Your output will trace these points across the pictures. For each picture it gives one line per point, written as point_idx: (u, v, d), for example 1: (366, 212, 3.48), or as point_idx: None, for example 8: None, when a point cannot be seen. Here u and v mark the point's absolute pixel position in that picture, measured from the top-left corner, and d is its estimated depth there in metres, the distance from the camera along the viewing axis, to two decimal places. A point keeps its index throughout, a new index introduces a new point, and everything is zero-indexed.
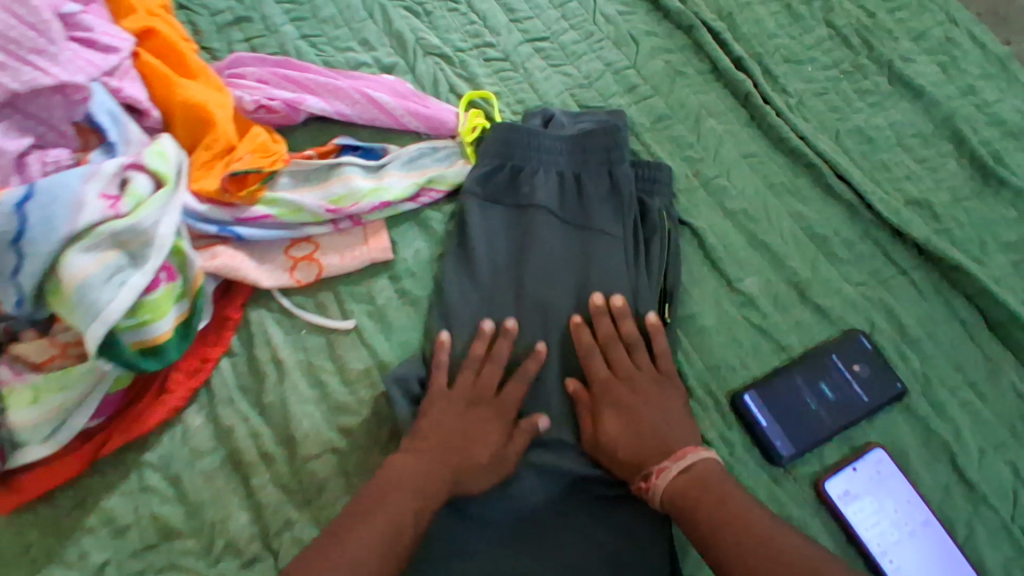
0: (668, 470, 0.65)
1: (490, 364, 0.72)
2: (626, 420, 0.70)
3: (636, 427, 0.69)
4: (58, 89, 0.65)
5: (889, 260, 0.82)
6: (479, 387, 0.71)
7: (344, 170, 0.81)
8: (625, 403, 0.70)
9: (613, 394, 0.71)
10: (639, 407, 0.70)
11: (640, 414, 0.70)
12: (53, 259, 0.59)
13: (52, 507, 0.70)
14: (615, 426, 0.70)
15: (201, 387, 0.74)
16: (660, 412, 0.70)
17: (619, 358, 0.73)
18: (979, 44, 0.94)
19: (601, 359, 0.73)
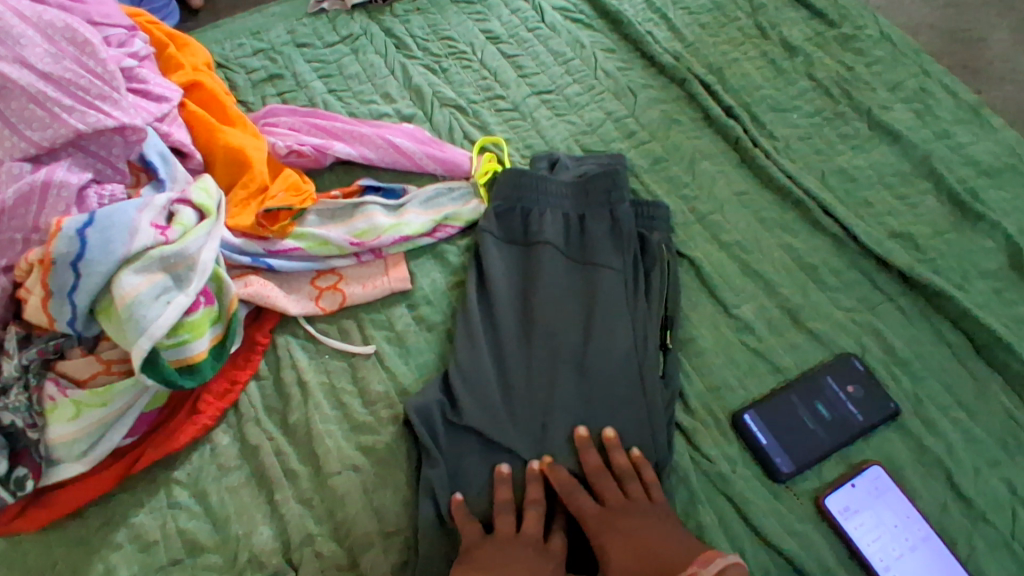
0: None
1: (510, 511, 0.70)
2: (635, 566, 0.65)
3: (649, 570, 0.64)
4: (118, 131, 0.75)
5: (876, 288, 0.88)
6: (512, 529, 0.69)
7: (367, 209, 0.88)
8: (627, 536, 0.68)
9: (610, 532, 0.68)
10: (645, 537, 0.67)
11: (649, 547, 0.66)
12: (108, 278, 0.66)
13: (81, 524, 0.71)
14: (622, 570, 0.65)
15: (229, 408, 0.77)
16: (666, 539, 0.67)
17: (610, 489, 0.72)
18: (951, 93, 1.02)
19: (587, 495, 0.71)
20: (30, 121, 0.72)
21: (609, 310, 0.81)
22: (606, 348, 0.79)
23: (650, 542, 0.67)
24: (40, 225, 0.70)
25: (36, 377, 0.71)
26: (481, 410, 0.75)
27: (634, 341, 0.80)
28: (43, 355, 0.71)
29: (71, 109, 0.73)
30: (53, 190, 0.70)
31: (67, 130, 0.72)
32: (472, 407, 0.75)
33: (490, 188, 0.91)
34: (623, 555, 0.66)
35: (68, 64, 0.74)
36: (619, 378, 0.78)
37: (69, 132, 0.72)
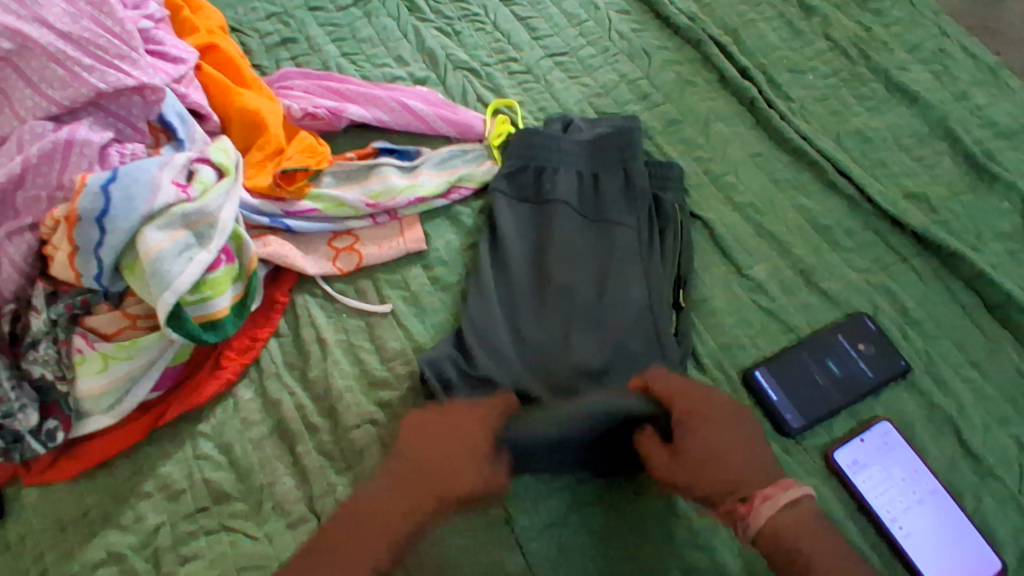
0: (774, 497, 0.60)
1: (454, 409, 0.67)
2: (702, 467, 0.63)
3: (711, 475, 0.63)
4: (137, 91, 0.76)
5: (889, 248, 0.88)
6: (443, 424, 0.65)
7: (382, 170, 0.88)
8: (712, 428, 0.65)
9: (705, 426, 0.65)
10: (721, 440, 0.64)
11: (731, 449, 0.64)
12: (131, 234, 0.67)
13: (111, 473, 0.74)
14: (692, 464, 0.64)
15: (251, 364, 0.79)
16: (739, 443, 0.65)
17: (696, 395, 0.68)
18: (970, 54, 1.01)
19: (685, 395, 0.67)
20: (51, 80, 0.73)
21: (623, 267, 0.83)
22: (618, 305, 0.80)
23: (723, 439, 0.64)
24: (63, 182, 0.72)
25: (65, 330, 0.74)
26: (498, 363, 0.77)
27: (647, 298, 0.81)
28: (70, 310, 0.74)
29: (90, 68, 0.74)
30: (76, 148, 0.72)
31: (88, 89, 0.73)
32: (487, 361, 0.77)
33: (505, 149, 0.91)
34: (695, 451, 0.64)
35: (86, 24, 0.75)
36: (631, 334, 0.79)
37: (89, 91, 0.73)
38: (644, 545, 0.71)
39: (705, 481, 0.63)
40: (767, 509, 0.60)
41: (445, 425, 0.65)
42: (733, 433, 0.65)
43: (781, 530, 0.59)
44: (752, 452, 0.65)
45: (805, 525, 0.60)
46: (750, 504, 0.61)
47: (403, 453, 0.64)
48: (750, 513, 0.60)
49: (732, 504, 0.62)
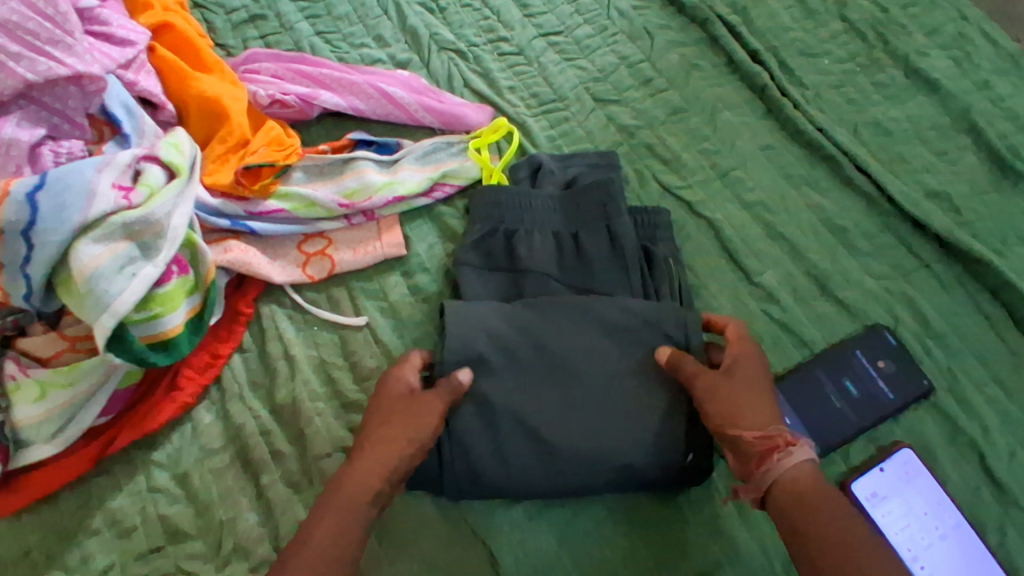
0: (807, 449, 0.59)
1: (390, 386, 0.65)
2: (740, 396, 0.63)
3: (743, 408, 0.62)
4: (73, 80, 0.67)
5: (911, 253, 0.81)
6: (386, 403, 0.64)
7: (358, 165, 0.81)
8: (755, 376, 0.65)
9: (754, 376, 0.65)
10: (757, 388, 0.64)
11: (764, 399, 0.63)
12: (62, 250, 0.59)
13: (55, 509, 0.67)
14: (732, 388, 0.63)
15: (211, 383, 0.72)
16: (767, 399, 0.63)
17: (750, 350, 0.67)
18: (991, 40, 0.93)
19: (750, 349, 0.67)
20: None
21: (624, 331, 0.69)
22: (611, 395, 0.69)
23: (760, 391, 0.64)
24: None
25: None
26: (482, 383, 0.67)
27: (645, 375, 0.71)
28: None
29: (18, 56, 0.65)
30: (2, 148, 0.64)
31: (15, 80, 0.64)
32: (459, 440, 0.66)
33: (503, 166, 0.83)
34: (744, 387, 0.63)
35: (15, 5, 0.65)
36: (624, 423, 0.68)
37: (17, 83, 0.64)
38: None
39: (742, 410, 0.62)
40: (801, 455, 0.58)
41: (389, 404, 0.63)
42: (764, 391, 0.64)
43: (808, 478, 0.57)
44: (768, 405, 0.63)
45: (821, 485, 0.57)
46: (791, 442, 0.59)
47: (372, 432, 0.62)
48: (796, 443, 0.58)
49: (771, 438, 0.59)
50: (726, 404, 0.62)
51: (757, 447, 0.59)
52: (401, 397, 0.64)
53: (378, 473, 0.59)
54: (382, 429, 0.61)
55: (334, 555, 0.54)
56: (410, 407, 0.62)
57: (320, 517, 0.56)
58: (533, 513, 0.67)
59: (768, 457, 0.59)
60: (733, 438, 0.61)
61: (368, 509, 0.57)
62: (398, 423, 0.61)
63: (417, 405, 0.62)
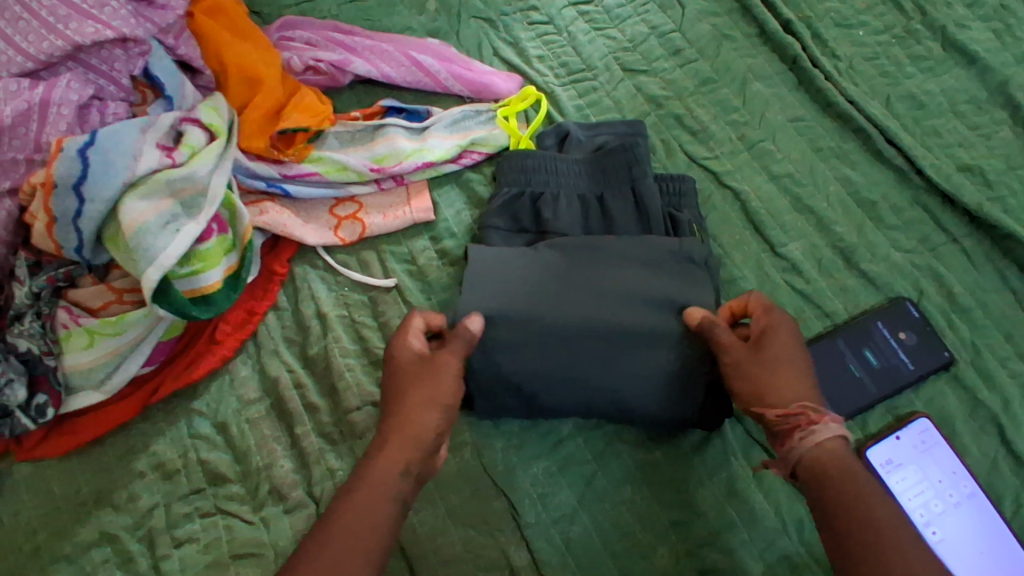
0: (828, 429, 0.57)
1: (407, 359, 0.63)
2: (772, 375, 0.61)
3: (770, 382, 0.61)
4: (118, 43, 0.70)
5: (939, 227, 0.81)
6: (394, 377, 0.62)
7: (388, 131, 0.83)
8: (786, 353, 0.62)
9: (781, 351, 0.62)
10: (783, 364, 0.62)
11: (794, 376, 0.61)
12: (112, 204, 0.62)
13: (104, 451, 0.71)
14: (758, 366, 0.61)
15: (248, 339, 0.75)
16: (800, 378, 0.61)
17: (780, 323, 0.64)
18: None
19: (779, 320, 0.64)
20: (26, 32, 0.67)
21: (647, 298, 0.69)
22: None
23: (790, 367, 0.62)
24: (41, 143, 0.66)
25: (48, 305, 0.70)
26: (506, 350, 0.68)
27: None
28: (53, 282, 0.70)
29: (67, 19, 0.67)
30: (53, 108, 0.66)
31: (64, 42, 0.67)
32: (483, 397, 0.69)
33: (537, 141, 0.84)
34: (772, 364, 0.62)
35: None
36: None
37: (66, 45, 0.67)
38: (661, 543, 0.67)
39: (772, 389, 0.60)
40: (826, 432, 0.57)
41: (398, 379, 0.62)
42: (798, 368, 0.62)
43: (824, 461, 0.56)
44: (803, 383, 0.61)
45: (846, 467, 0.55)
46: (816, 420, 0.58)
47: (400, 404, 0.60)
48: (820, 422, 0.57)
49: (793, 417, 0.59)
50: (757, 383, 0.61)
51: (782, 426, 0.59)
52: (417, 362, 0.62)
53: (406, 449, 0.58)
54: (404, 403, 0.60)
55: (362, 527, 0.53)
56: (428, 379, 0.61)
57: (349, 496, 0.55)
58: (553, 470, 0.70)
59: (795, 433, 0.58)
60: (759, 415, 0.61)
61: (401, 480, 0.56)
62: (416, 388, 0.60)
63: (434, 377, 0.61)
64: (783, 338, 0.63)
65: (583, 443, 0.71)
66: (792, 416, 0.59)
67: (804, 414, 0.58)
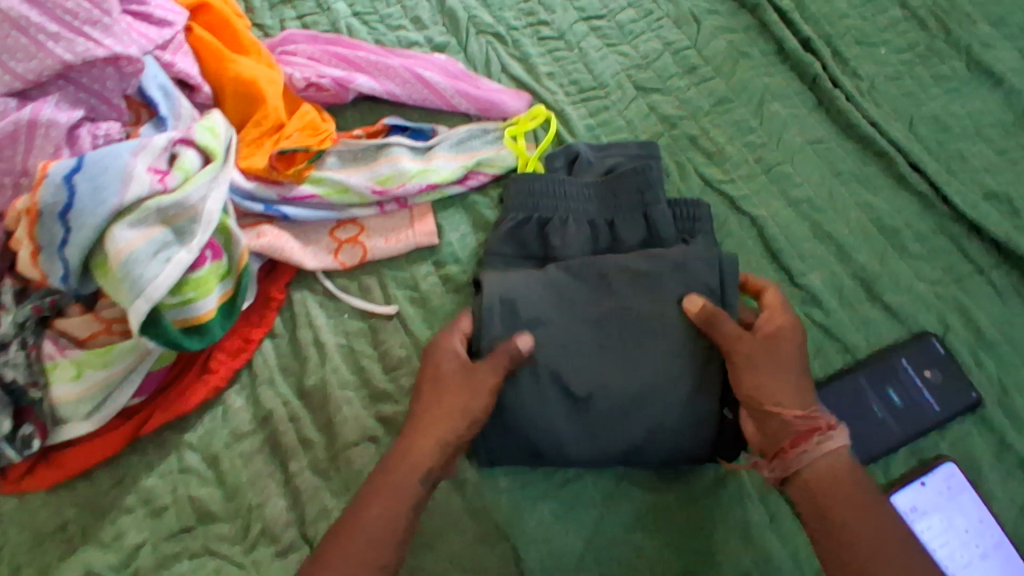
0: (838, 437, 0.57)
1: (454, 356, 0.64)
2: (779, 372, 0.61)
3: (780, 380, 0.60)
4: (112, 61, 0.67)
5: (965, 257, 0.77)
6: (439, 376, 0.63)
7: (392, 151, 0.80)
8: (791, 350, 0.62)
9: (787, 346, 0.62)
10: (791, 362, 0.62)
11: (800, 375, 0.61)
12: (100, 233, 0.59)
13: (92, 485, 0.68)
14: (767, 363, 0.61)
15: (243, 367, 0.72)
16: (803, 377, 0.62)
17: (783, 319, 0.64)
18: None
19: (783, 317, 0.65)
20: (12, 50, 0.64)
21: (657, 329, 0.66)
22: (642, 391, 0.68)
23: (797, 364, 0.62)
24: (28, 167, 0.64)
25: (33, 335, 0.67)
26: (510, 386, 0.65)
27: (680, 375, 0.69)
28: (39, 312, 0.67)
29: (57, 36, 0.64)
30: (41, 129, 0.64)
31: (53, 61, 0.64)
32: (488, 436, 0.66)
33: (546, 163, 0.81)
34: (781, 360, 0.61)
35: None
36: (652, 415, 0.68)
37: (56, 63, 0.65)
38: None
39: (782, 393, 0.60)
40: (839, 440, 0.57)
41: (443, 378, 0.63)
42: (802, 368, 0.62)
43: (828, 468, 0.57)
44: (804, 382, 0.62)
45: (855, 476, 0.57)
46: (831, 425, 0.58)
47: (431, 404, 0.62)
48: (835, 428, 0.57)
49: (811, 419, 0.58)
50: (766, 379, 0.60)
51: (795, 425, 0.58)
52: (456, 367, 0.63)
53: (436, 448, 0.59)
54: (428, 411, 0.61)
55: (385, 527, 0.55)
56: (466, 380, 0.62)
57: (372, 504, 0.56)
58: (559, 512, 0.67)
59: (803, 439, 0.58)
60: (769, 414, 0.59)
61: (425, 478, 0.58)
62: (466, 395, 0.61)
63: (469, 380, 0.62)
64: (790, 333, 0.63)
65: (591, 484, 0.68)
66: (804, 422, 0.58)
67: (816, 420, 0.58)
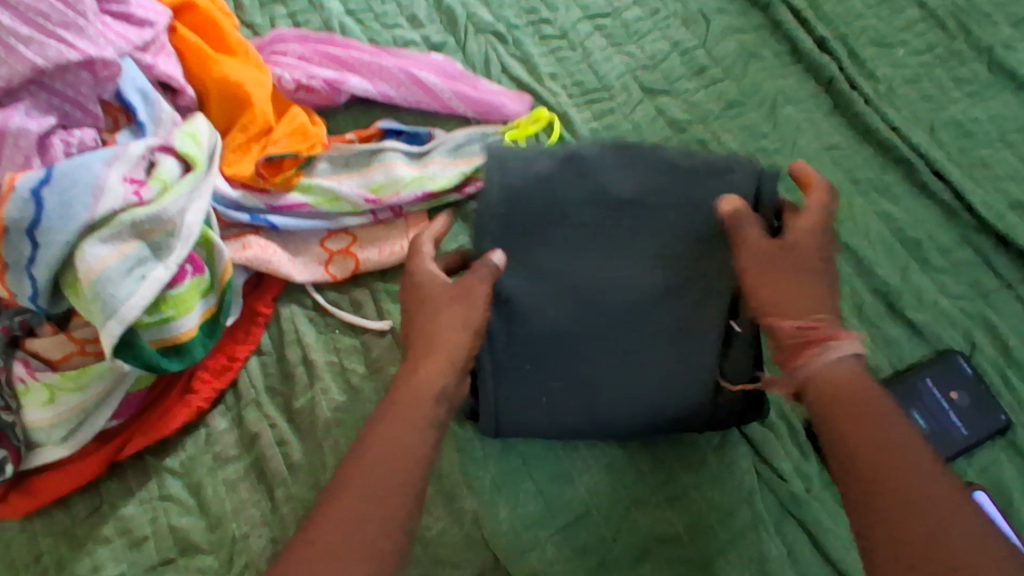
0: (840, 348, 0.51)
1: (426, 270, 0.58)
2: (792, 276, 0.55)
3: (788, 292, 0.55)
4: (86, 66, 0.63)
5: (991, 271, 0.73)
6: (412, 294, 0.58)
7: (386, 157, 0.75)
8: (805, 255, 0.56)
9: (804, 250, 0.56)
10: (804, 266, 0.56)
11: (810, 279, 0.55)
12: (70, 250, 0.56)
13: (68, 513, 0.64)
14: (778, 269, 0.55)
15: (228, 388, 0.68)
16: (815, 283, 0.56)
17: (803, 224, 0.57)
18: None
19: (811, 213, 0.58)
20: None
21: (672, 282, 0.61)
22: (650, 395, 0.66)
23: (812, 266, 0.56)
24: None
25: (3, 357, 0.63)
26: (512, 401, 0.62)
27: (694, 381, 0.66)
28: (8, 332, 0.63)
29: (28, 40, 0.61)
30: (10, 139, 0.60)
31: (24, 66, 0.60)
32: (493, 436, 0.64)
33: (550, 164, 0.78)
34: (791, 267, 0.56)
35: None
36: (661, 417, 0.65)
37: (26, 69, 0.61)
38: None
39: (788, 300, 0.54)
40: (843, 348, 0.51)
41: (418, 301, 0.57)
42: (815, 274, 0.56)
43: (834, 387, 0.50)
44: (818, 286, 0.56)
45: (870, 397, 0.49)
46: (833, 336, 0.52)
47: (410, 328, 0.57)
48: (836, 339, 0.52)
49: (810, 330, 0.53)
50: (768, 289, 0.55)
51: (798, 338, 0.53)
52: (431, 285, 0.57)
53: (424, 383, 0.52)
54: (409, 341, 0.56)
55: (382, 493, 0.46)
56: (444, 302, 0.56)
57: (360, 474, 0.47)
58: (562, 544, 0.63)
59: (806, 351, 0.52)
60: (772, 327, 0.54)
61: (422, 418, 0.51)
62: (458, 333, 0.55)
63: (448, 302, 0.56)
64: (811, 231, 0.57)
65: (596, 514, 0.64)
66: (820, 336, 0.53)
67: (822, 330, 0.53)
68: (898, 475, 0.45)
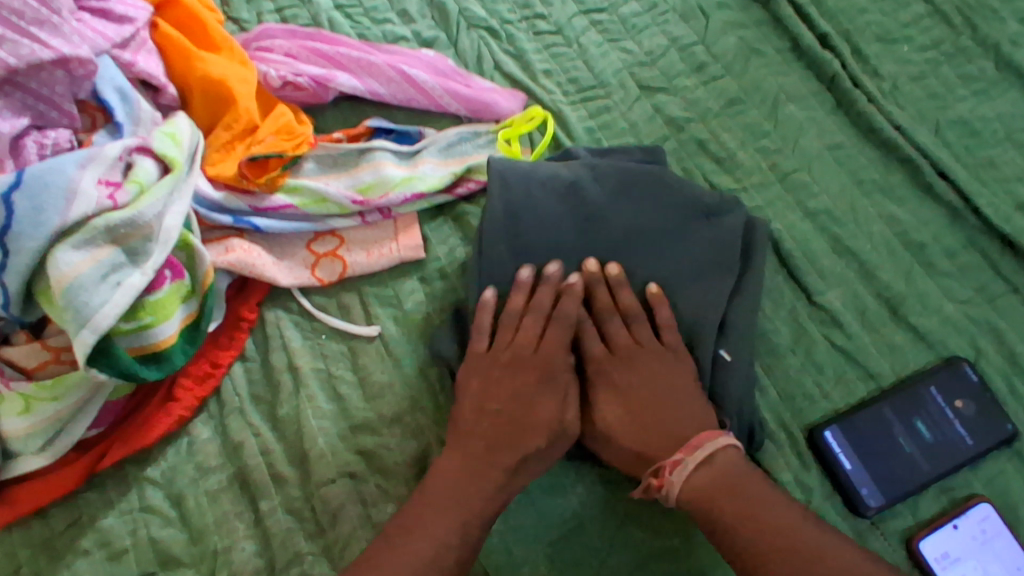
0: (684, 463, 0.57)
1: (527, 319, 0.64)
2: (631, 411, 0.61)
3: (638, 430, 0.60)
4: (60, 64, 0.61)
5: (998, 275, 0.71)
6: (515, 346, 0.63)
7: (375, 156, 0.73)
8: (627, 380, 0.63)
9: (622, 376, 0.63)
10: (638, 387, 0.62)
11: (645, 398, 0.61)
12: (41, 256, 0.54)
13: (45, 525, 0.62)
14: (613, 410, 0.62)
15: (210, 395, 0.66)
16: (663, 396, 0.61)
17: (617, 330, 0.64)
18: None
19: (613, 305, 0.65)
20: None
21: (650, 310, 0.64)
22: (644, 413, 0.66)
23: (647, 386, 0.62)
24: None
25: None
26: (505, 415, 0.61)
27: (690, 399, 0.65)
28: None
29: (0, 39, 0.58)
30: None
31: None
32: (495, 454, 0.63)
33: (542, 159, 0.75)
34: (632, 401, 0.62)
35: None
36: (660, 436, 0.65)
37: None
38: None
39: (623, 437, 0.61)
40: (691, 465, 0.56)
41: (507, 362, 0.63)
42: (662, 384, 0.62)
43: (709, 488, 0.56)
44: (673, 402, 0.61)
45: (740, 473, 0.56)
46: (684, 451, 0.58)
47: (480, 388, 0.62)
48: (682, 457, 0.57)
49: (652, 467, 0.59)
50: (614, 434, 0.61)
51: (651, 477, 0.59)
52: (525, 348, 0.63)
53: (517, 449, 0.59)
54: (492, 400, 0.61)
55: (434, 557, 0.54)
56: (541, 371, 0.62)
57: (424, 508, 0.56)
58: (554, 557, 0.61)
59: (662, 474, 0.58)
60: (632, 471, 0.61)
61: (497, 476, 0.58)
62: (508, 407, 0.61)
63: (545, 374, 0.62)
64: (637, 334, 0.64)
65: (589, 526, 0.62)
66: (662, 455, 0.59)
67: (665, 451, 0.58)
68: (784, 551, 0.51)
